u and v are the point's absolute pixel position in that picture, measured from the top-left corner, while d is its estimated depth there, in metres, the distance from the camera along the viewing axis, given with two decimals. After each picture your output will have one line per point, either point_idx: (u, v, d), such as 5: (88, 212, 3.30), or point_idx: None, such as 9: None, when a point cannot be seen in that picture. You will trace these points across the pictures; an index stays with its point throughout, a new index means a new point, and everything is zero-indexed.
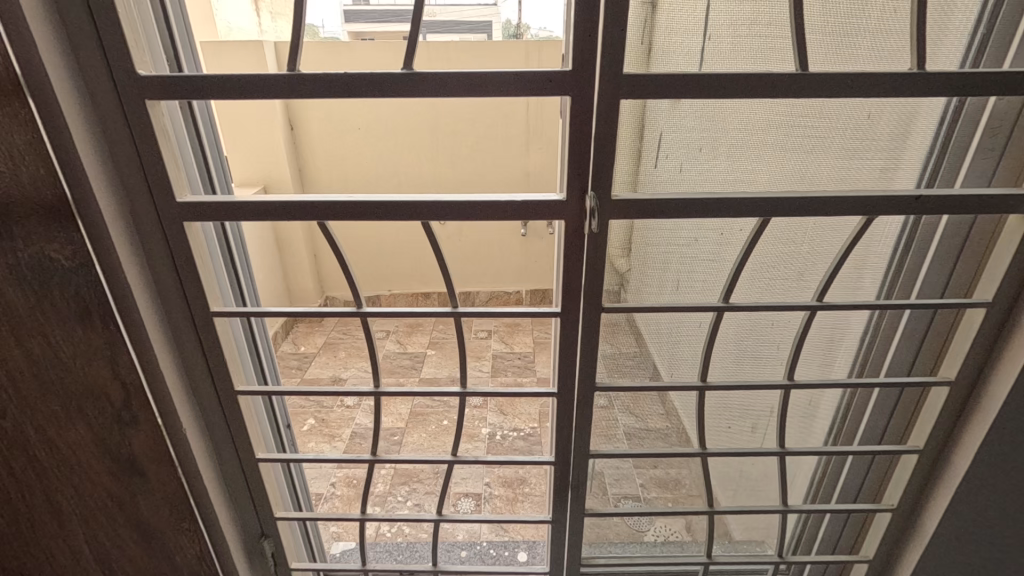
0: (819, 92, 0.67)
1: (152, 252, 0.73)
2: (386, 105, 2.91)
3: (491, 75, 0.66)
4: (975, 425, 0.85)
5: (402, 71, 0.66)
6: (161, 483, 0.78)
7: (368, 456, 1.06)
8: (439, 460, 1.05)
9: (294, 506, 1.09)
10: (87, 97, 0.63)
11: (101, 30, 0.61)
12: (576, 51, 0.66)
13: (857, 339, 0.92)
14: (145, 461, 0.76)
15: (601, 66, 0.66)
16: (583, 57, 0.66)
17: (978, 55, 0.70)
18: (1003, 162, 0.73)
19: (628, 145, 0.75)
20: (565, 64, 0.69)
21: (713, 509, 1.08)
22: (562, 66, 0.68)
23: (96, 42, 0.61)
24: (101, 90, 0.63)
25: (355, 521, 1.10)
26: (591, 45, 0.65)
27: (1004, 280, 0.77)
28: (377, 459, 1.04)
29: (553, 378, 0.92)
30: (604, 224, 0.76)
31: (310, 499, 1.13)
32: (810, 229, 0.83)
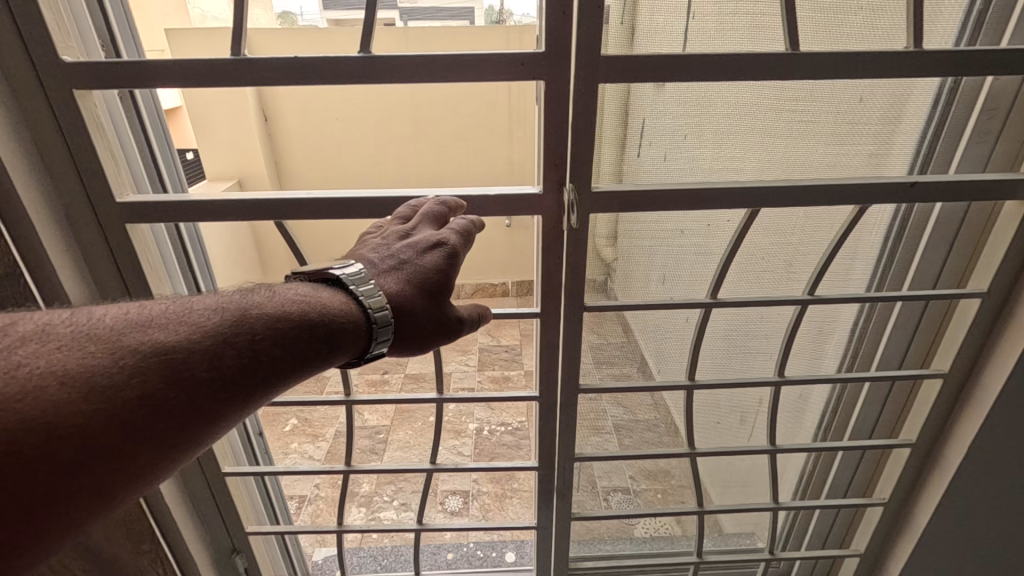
0: (812, 73, 0.63)
1: (92, 258, 0.67)
2: (365, 93, 2.82)
3: (460, 58, 0.61)
4: (968, 417, 0.83)
5: (360, 55, 0.61)
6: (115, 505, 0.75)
7: (343, 467, 1.02)
8: (418, 467, 1.00)
9: (270, 518, 1.05)
10: (6, 88, 0.57)
11: (16, 12, 0.54)
12: (551, 30, 0.61)
13: (848, 331, 0.89)
14: None
15: (578, 47, 0.61)
16: (559, 39, 0.61)
17: (976, 30, 0.66)
18: (999, 145, 0.71)
19: (609, 131, 0.71)
20: (539, 45, 0.64)
21: (704, 509, 1.06)
22: (536, 47, 0.63)
23: (12, 24, 0.55)
24: (22, 79, 0.57)
25: (333, 533, 1.06)
26: (566, 25, 0.60)
27: (1000, 268, 0.74)
28: (354, 468, 0.99)
29: (535, 382, 0.88)
30: (585, 218, 0.71)
31: (289, 512, 1.10)
32: (801, 219, 0.78)
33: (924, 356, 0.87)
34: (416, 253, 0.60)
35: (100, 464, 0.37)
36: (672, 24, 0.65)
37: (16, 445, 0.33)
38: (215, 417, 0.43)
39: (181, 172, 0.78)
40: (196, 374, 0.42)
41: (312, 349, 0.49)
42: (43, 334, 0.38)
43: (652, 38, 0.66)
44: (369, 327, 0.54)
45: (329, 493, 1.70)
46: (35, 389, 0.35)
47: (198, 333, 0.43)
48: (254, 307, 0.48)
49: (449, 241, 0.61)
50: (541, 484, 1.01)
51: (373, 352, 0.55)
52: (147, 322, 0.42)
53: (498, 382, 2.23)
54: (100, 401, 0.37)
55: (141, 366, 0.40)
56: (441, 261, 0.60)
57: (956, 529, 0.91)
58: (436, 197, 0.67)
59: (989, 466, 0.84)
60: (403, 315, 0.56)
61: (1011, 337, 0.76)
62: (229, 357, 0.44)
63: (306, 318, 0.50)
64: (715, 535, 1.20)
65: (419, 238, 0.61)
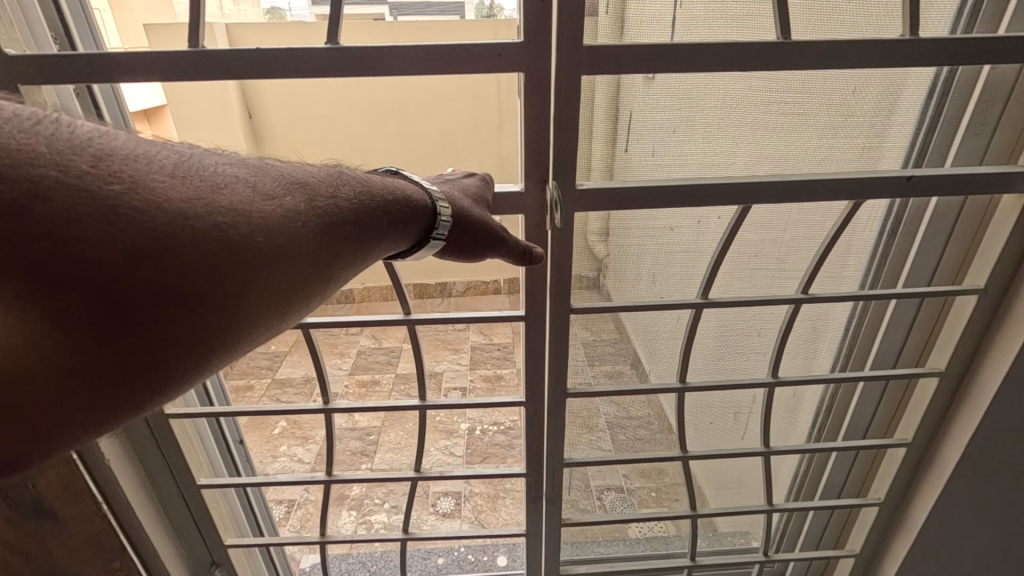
0: (802, 65, 0.60)
1: None
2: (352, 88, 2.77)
3: (434, 49, 0.58)
4: (965, 415, 0.82)
5: (328, 46, 0.57)
6: (82, 523, 0.76)
7: (324, 475, 0.98)
8: (405, 475, 0.97)
9: (253, 529, 1.02)
10: None
11: None
12: (529, 19, 0.58)
13: (842, 328, 0.86)
14: (55, 503, 0.73)
15: (559, 36, 0.58)
16: (539, 28, 0.58)
17: (971, 19, 0.64)
18: (995, 138, 0.69)
19: (596, 125, 0.67)
20: (518, 34, 0.61)
21: (696, 513, 1.04)
22: (516, 37, 0.60)
23: None
24: None
25: (318, 543, 1.03)
26: (546, 14, 0.57)
27: (998, 264, 0.72)
28: (336, 477, 0.96)
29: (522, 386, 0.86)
30: (570, 217, 0.69)
31: (273, 522, 1.08)
32: (794, 215, 0.75)
33: (919, 354, 0.85)
34: (454, 183, 0.66)
35: (284, 262, 0.39)
36: (660, 12, 0.62)
37: (225, 223, 0.35)
38: (351, 252, 0.46)
39: None
40: (334, 208, 0.45)
41: (408, 217, 0.54)
42: (213, 151, 0.41)
43: (640, 26, 0.63)
44: (437, 212, 0.57)
45: (318, 496, 1.67)
46: (232, 184, 0.38)
47: (326, 180, 0.47)
48: (359, 176, 0.52)
49: (482, 175, 0.69)
50: (532, 488, 0.99)
51: (438, 235, 0.57)
52: (285, 165, 0.46)
53: (491, 382, 2.20)
54: (277, 206, 0.40)
55: (296, 191, 0.43)
56: (480, 187, 0.66)
57: (950, 529, 0.90)
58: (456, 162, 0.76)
59: (985, 465, 0.83)
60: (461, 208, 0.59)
61: (1009, 333, 0.74)
62: (353, 203, 0.48)
63: (400, 191, 0.55)
64: (708, 535, 1.19)
65: (455, 175, 0.69)
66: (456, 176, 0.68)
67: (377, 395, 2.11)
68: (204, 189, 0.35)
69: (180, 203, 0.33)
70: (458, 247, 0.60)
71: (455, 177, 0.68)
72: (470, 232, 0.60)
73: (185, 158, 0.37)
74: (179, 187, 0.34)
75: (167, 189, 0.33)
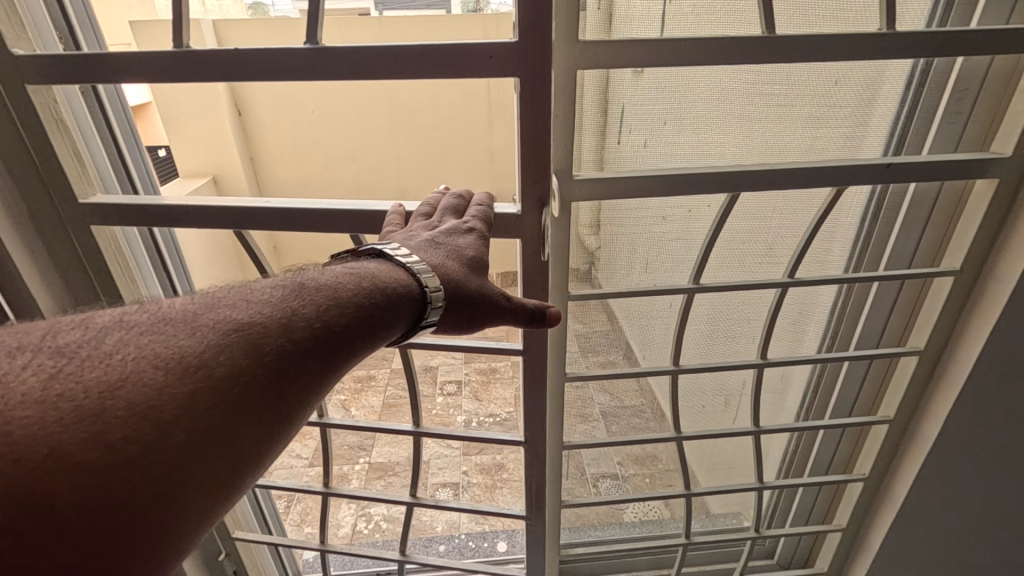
0: (788, 58, 0.63)
1: (54, 249, 0.73)
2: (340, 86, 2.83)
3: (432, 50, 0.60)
4: (943, 392, 0.86)
5: (306, 46, 0.59)
6: None
7: (320, 487, 1.00)
8: (399, 495, 1.00)
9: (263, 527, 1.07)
10: None
11: None
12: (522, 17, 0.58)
13: (827, 314, 0.90)
14: None
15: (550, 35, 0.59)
16: (534, 28, 0.58)
17: (945, 13, 0.67)
18: (968, 127, 0.72)
19: (587, 119, 0.71)
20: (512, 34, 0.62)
21: (691, 492, 1.07)
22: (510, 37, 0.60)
23: None
24: None
25: (316, 547, 1.05)
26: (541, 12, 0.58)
27: (972, 246, 0.76)
28: (333, 490, 0.99)
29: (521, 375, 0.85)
30: (567, 207, 0.72)
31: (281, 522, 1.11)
32: (780, 202, 0.78)
33: (900, 336, 0.89)
34: (447, 238, 0.63)
35: (208, 447, 0.37)
36: (650, 8, 0.65)
37: (121, 436, 0.34)
38: (305, 389, 0.44)
39: (151, 170, 0.82)
40: (278, 347, 0.43)
41: (380, 316, 0.51)
42: (119, 330, 0.40)
43: (631, 22, 0.66)
44: (425, 299, 0.56)
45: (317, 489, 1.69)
46: (135, 374, 0.37)
47: (266, 310, 0.45)
48: (314, 285, 0.49)
49: (476, 227, 0.65)
50: (531, 478, 0.97)
51: (429, 319, 0.57)
52: (216, 308, 0.44)
53: (485, 375, 2.22)
54: (193, 380, 0.38)
55: (224, 345, 0.41)
56: (473, 241, 0.63)
57: (929, 502, 0.94)
58: (449, 195, 0.71)
59: (961, 441, 0.87)
60: (453, 285, 0.59)
61: (983, 315, 0.78)
62: (304, 329, 0.45)
63: (369, 286, 0.52)
64: (702, 515, 1.22)
65: (446, 227, 0.65)
66: (446, 231, 0.64)
67: (373, 391, 2.11)
68: (90, 401, 0.34)
69: (59, 433, 0.33)
70: (454, 322, 0.61)
71: (447, 233, 0.64)
72: (465, 307, 0.60)
73: (75, 363, 0.37)
74: (61, 411, 0.34)
75: (44, 420, 0.33)
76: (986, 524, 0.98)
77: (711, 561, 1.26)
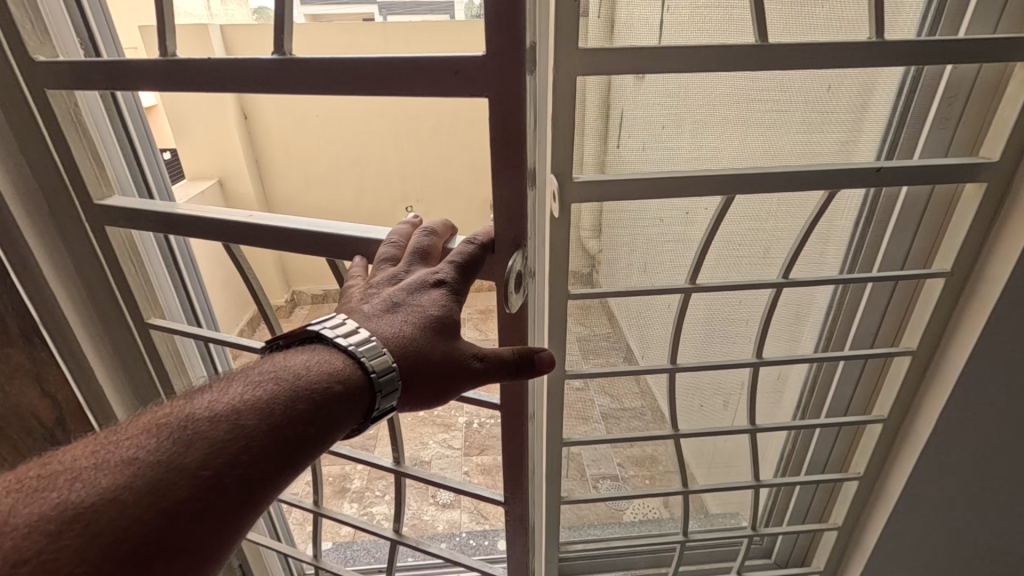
0: (782, 64, 0.65)
1: (70, 246, 0.76)
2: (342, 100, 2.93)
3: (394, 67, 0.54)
4: (935, 393, 0.88)
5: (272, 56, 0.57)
6: None
7: (312, 507, 1.07)
8: (383, 530, 1.01)
9: (270, 531, 1.18)
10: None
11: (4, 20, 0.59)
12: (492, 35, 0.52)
13: (823, 313, 0.92)
14: None
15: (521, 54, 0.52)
16: (508, 41, 0.52)
17: (935, 22, 0.69)
18: (959, 131, 0.74)
19: (588, 123, 0.74)
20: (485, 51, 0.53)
21: (689, 489, 1.08)
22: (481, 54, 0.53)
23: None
24: (11, 85, 0.64)
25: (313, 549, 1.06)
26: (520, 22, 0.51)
27: (962, 247, 0.78)
28: (323, 510, 1.04)
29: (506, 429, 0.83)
30: (567, 208, 0.75)
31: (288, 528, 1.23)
32: (775, 205, 0.80)
33: (895, 334, 0.91)
34: (409, 302, 0.60)
35: None
36: (649, 17, 0.68)
37: None
38: (187, 553, 0.43)
39: (163, 171, 0.85)
40: (141, 520, 0.42)
41: (288, 437, 0.50)
42: None
43: (629, 32, 0.68)
44: (369, 385, 0.55)
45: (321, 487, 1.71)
46: None
47: (130, 476, 0.44)
48: (197, 423, 0.48)
49: (441, 285, 0.61)
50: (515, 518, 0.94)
51: (378, 408, 0.56)
52: (78, 478, 0.43)
53: None
54: None
55: (72, 535, 0.40)
56: (437, 302, 0.60)
57: (923, 501, 0.96)
58: (423, 235, 0.65)
59: (953, 440, 0.89)
60: (414, 363, 0.58)
61: (974, 316, 0.80)
62: (181, 490, 0.44)
63: (266, 410, 0.49)
64: (700, 514, 1.23)
65: (409, 284, 0.61)
66: (409, 293, 0.60)
67: None
68: None
69: None
70: (420, 396, 0.60)
71: (409, 295, 0.60)
72: (432, 379, 0.59)
73: None
74: None
75: None
76: (979, 522, 1.00)
77: (709, 559, 1.28)
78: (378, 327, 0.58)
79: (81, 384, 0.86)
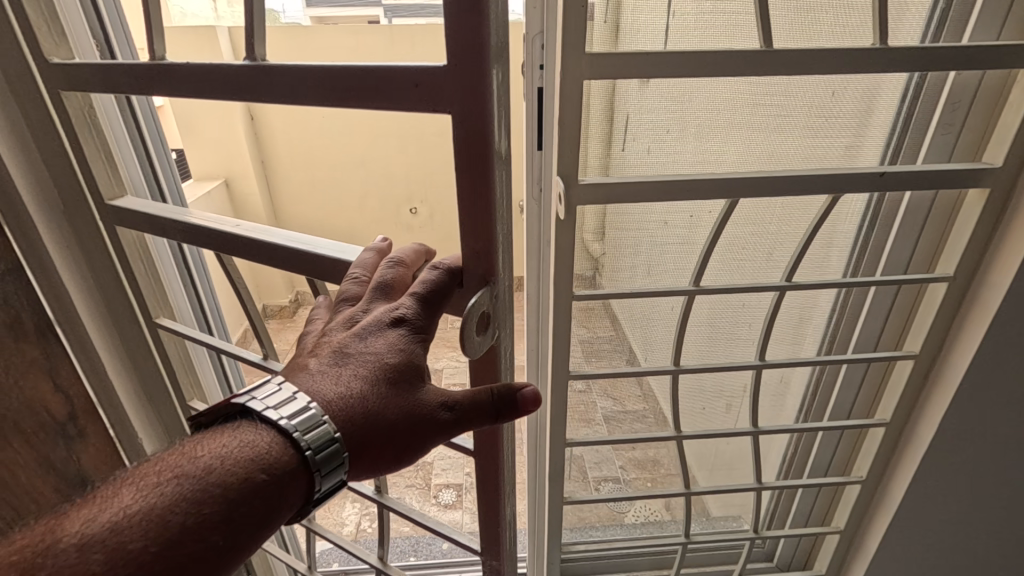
0: (786, 70, 0.66)
1: (83, 244, 0.77)
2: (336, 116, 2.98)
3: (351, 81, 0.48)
4: (937, 397, 0.88)
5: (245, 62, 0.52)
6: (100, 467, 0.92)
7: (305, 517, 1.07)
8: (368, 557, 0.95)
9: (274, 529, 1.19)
10: (17, 92, 0.66)
11: (22, 21, 0.61)
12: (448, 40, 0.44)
13: (826, 317, 0.93)
14: (91, 469, 0.90)
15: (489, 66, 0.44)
16: (469, 48, 0.43)
17: (938, 29, 0.70)
18: (962, 137, 0.75)
19: (593, 125, 0.74)
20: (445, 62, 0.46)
21: (690, 490, 1.08)
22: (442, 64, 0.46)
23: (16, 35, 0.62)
24: (25, 86, 0.65)
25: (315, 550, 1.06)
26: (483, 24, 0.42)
27: (965, 253, 0.78)
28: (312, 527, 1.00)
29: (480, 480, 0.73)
30: (572, 210, 0.75)
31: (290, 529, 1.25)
32: (779, 209, 0.81)
33: (897, 338, 0.91)
34: (361, 349, 0.52)
35: None
36: (654, 23, 0.69)
37: None
38: None
39: (174, 171, 0.87)
40: None
41: (191, 554, 0.42)
42: None
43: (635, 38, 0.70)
44: (306, 463, 0.47)
45: None
46: None
47: None
48: (68, 554, 0.39)
49: (399, 325, 0.52)
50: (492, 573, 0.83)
51: (320, 489, 0.48)
52: None
53: None
54: None
55: None
56: (392, 346, 0.51)
57: (925, 505, 0.96)
58: (388, 264, 0.57)
59: (954, 445, 0.89)
60: (364, 424, 0.50)
61: (976, 319, 0.80)
62: None
63: (157, 523, 0.41)
64: (702, 517, 1.23)
65: (364, 328, 0.53)
66: (361, 339, 0.52)
67: None
68: None
69: None
70: (379, 458, 0.52)
71: (362, 342, 0.52)
72: (386, 441, 0.51)
73: None
74: None
75: None
76: (980, 527, 1.00)
77: (710, 562, 1.28)
78: (320, 384, 0.51)
79: (94, 378, 0.87)
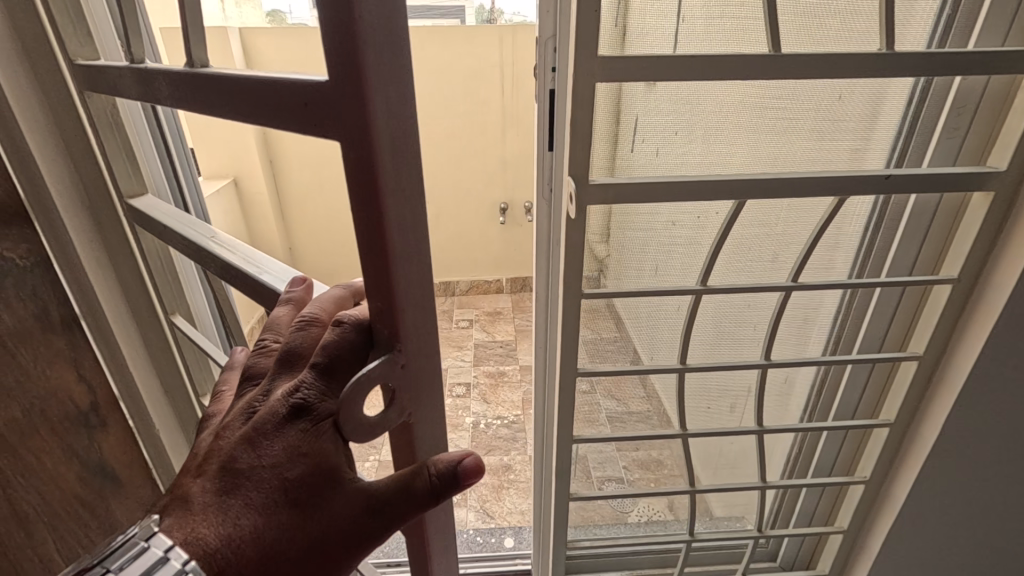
0: (794, 74, 0.67)
1: (106, 238, 0.80)
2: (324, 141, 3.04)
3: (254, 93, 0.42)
4: (941, 398, 0.88)
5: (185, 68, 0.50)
6: (121, 456, 0.91)
7: None
8: None
9: None
10: (48, 91, 0.69)
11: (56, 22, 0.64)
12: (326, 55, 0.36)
13: (831, 318, 0.94)
14: (113, 458, 0.89)
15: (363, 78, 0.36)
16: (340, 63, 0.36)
17: (944, 34, 0.71)
18: (967, 141, 0.76)
19: (600, 127, 0.76)
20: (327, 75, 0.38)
21: (695, 488, 1.10)
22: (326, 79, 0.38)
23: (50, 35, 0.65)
24: (55, 86, 0.68)
25: None
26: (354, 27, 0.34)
27: (969, 258, 0.79)
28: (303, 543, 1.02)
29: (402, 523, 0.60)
30: (582, 210, 0.77)
31: None
32: (785, 211, 0.82)
33: (902, 340, 0.92)
34: (255, 454, 0.47)
35: None
36: (662, 28, 0.71)
37: None
38: None
39: (192, 165, 0.89)
40: None
41: None
42: None
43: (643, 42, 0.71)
44: None
45: None
46: None
47: None
48: None
49: (291, 422, 0.47)
50: None
51: None
52: None
53: (494, 379, 2.46)
54: None
55: None
56: (286, 448, 0.47)
57: (927, 506, 0.97)
58: (291, 331, 0.51)
59: (956, 446, 0.90)
60: (261, 547, 0.47)
61: (980, 321, 0.81)
62: None
63: None
64: (704, 517, 1.23)
65: (255, 427, 0.48)
66: (252, 444, 0.48)
67: None
68: None
69: None
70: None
71: (252, 449, 0.48)
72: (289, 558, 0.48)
73: None
74: None
75: None
76: (981, 529, 1.00)
77: (713, 561, 1.29)
78: (216, 514, 0.47)
79: (114, 368, 0.88)
